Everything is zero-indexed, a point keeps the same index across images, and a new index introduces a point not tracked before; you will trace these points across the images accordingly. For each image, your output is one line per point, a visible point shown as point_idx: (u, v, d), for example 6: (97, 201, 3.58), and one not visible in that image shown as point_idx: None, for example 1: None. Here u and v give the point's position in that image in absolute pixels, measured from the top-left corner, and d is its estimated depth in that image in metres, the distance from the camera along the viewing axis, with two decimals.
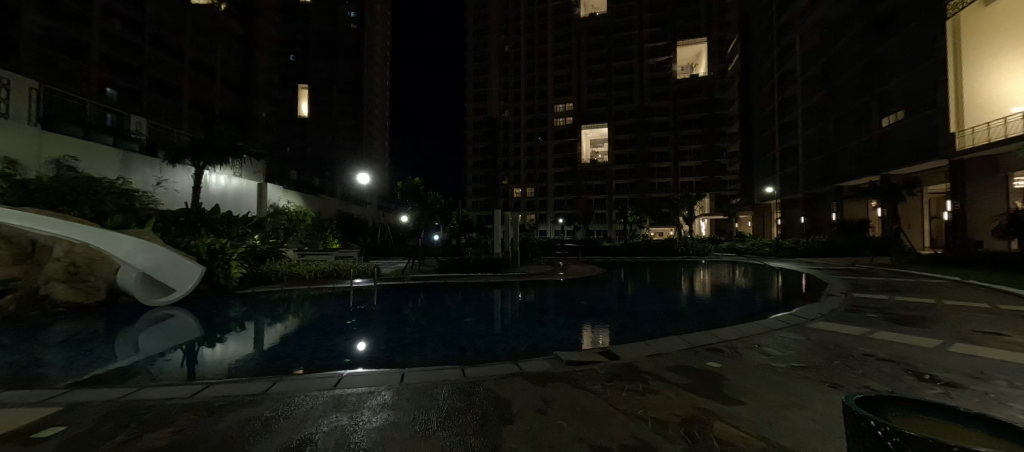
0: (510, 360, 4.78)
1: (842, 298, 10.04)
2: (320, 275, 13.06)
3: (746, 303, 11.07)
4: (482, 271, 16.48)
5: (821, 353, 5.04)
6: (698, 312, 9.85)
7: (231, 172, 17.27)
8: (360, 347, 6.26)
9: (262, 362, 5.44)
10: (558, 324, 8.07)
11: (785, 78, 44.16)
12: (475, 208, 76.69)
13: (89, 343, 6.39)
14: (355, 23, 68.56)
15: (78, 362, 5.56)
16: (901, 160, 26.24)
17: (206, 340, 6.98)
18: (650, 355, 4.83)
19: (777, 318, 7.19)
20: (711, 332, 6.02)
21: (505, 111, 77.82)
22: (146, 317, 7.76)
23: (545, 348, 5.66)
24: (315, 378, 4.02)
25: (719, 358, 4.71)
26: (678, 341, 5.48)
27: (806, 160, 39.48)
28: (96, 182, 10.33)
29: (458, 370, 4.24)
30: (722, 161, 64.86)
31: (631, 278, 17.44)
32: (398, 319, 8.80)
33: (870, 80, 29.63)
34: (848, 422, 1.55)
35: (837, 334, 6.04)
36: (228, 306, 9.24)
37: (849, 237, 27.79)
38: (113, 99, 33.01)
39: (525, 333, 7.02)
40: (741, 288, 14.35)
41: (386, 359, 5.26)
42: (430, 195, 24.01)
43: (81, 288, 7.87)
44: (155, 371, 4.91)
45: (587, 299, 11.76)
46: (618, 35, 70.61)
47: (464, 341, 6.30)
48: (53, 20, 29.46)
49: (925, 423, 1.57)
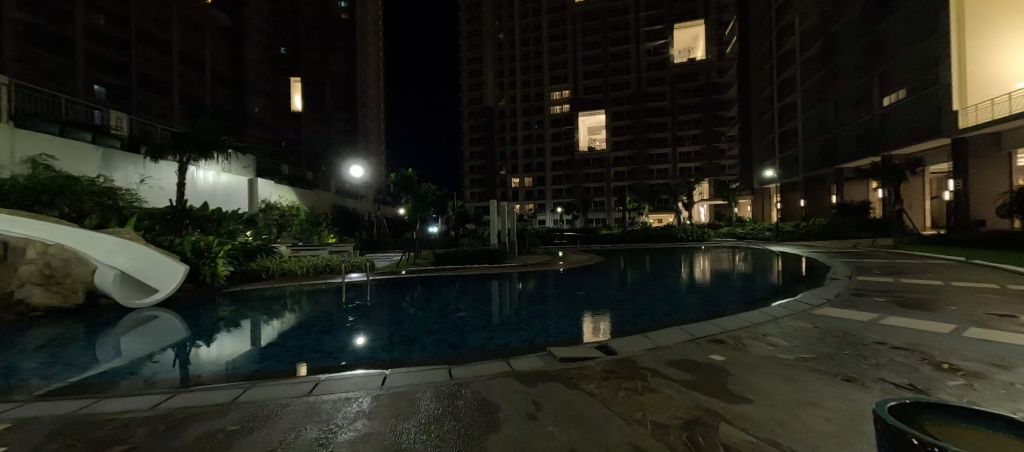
0: (501, 357, 4.54)
1: (847, 282, 9.81)
2: (314, 270, 12.78)
3: (749, 288, 10.81)
4: (479, 263, 16.25)
5: (831, 341, 4.80)
6: (698, 298, 9.62)
7: (220, 168, 16.88)
8: (357, 342, 6.06)
9: (250, 363, 5.23)
10: (558, 314, 7.83)
11: (783, 61, 43.48)
12: (473, 199, 76.17)
13: (71, 348, 6.18)
14: (346, 12, 67.32)
15: (57, 369, 5.32)
16: (903, 140, 25.78)
17: (195, 341, 6.78)
18: (649, 349, 4.56)
19: (782, 305, 6.95)
20: (712, 321, 5.81)
21: (501, 100, 76.92)
22: (128, 319, 7.52)
23: (540, 342, 5.41)
24: (291, 384, 3.74)
25: (721, 351, 4.45)
26: (679, 332, 5.23)
27: (807, 142, 38.95)
28: (75, 181, 9.96)
29: (445, 370, 3.99)
30: (721, 145, 64.25)
31: (630, 266, 17.25)
32: (394, 313, 8.60)
33: (869, 60, 29.06)
34: (888, 434, 1.30)
35: (844, 320, 5.80)
36: (215, 305, 8.98)
37: (851, 219, 27.52)
38: (101, 96, 32.38)
39: (522, 326, 6.77)
40: (741, 273, 14.16)
41: (374, 359, 5.01)
42: (424, 186, 23.63)
43: (59, 291, 7.50)
44: (138, 376, 4.71)
45: (586, 288, 11.50)
46: (614, 19, 69.31)
47: (456, 336, 6.00)
48: (35, 17, 28.73)
49: (974, 435, 1.38)
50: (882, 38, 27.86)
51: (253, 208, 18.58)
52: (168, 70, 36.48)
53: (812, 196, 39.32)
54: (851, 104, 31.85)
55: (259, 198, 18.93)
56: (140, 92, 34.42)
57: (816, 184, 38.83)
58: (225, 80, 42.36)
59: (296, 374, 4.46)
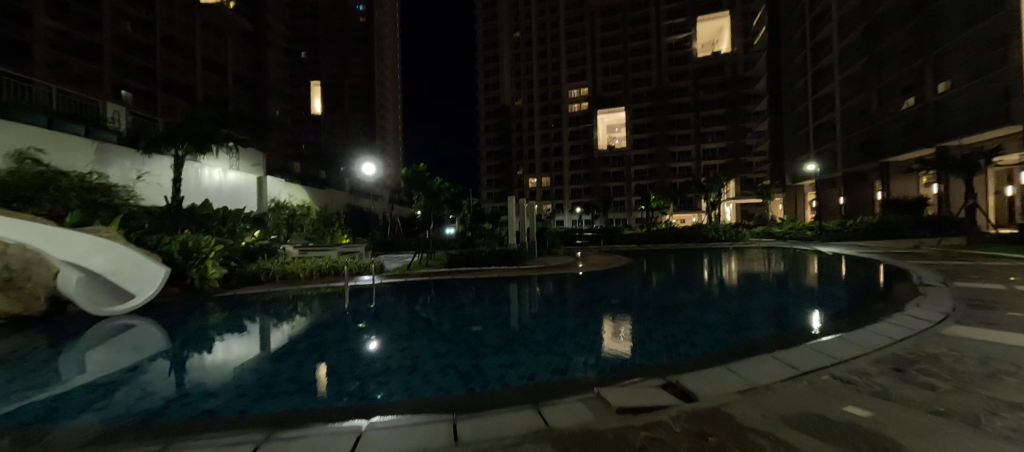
0: (528, 401, 3.22)
1: (943, 290, 8.04)
2: (317, 272, 11.80)
3: (811, 294, 9.09)
4: (496, 264, 15.02)
5: (1011, 383, 3.26)
6: (751, 305, 8.04)
7: (228, 165, 16.34)
8: (361, 360, 4.90)
9: (228, 384, 4.27)
10: (592, 328, 6.38)
11: (818, 50, 40.64)
12: (490, 199, 75.66)
13: (26, 360, 5.30)
14: (363, 16, 67.94)
15: (5, 387, 4.38)
16: (962, 129, 23.10)
17: (179, 349, 5.93)
18: (742, 391, 3.17)
19: (893, 322, 5.32)
20: (812, 345, 4.39)
21: (518, 99, 76.10)
22: (99, 329, 6.64)
23: (579, 373, 4.11)
24: (221, 444, 2.53)
25: (860, 400, 2.99)
26: (776, 361, 3.83)
27: (847, 134, 36.02)
28: (60, 175, 9.27)
29: (450, 423, 2.75)
30: (749, 141, 60.97)
31: (655, 268, 15.73)
32: (410, 320, 7.50)
33: (921, 44, 26.39)
34: None
35: (996, 346, 4.21)
36: (204, 311, 8.08)
37: (903, 215, 24.88)
38: (127, 101, 33.19)
39: (551, 345, 5.37)
40: (783, 275, 12.57)
41: (368, 390, 3.77)
42: (436, 183, 22.59)
43: (19, 298, 6.74)
44: (76, 408, 3.71)
45: (615, 293, 10.13)
46: (633, 14, 67.20)
47: (468, 362, 4.69)
48: (64, 24, 29.63)
49: None
50: (934, 20, 25.33)
51: (263, 208, 18.04)
52: (191, 75, 37.15)
53: (852, 194, 36.44)
54: (899, 92, 29.18)
55: (268, 196, 18.45)
56: (164, 96, 35.13)
57: (856, 181, 35.90)
58: (247, 84, 43.05)
59: (270, 409, 3.36)
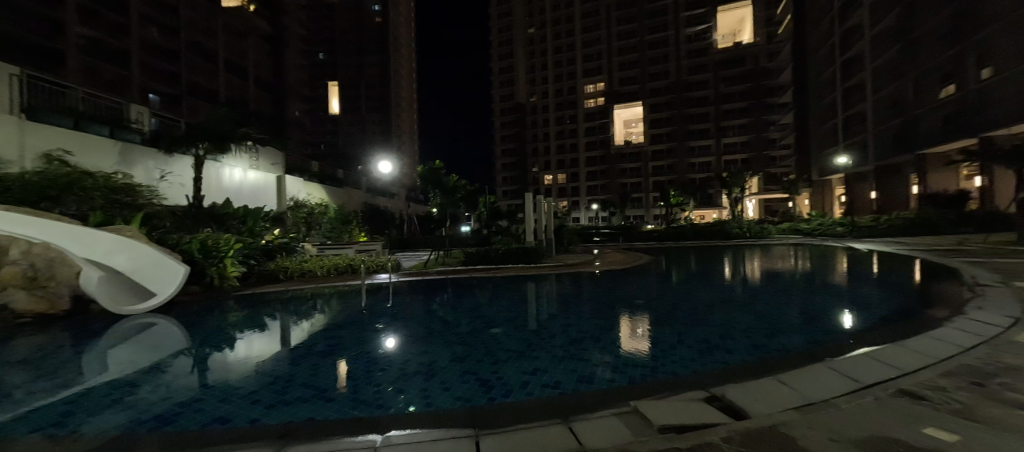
0: (556, 415, 2.93)
1: (1004, 291, 7.30)
2: (334, 271, 11.81)
3: (851, 294, 8.46)
4: (512, 263, 14.74)
5: None
6: (785, 306, 7.53)
7: (248, 164, 16.62)
8: (376, 363, 4.69)
9: (241, 386, 4.13)
10: (617, 331, 6.01)
11: (847, 38, 38.69)
12: (505, 197, 75.55)
13: (53, 358, 5.36)
14: (378, 16, 68.51)
15: (28, 386, 4.38)
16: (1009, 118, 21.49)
17: (197, 347, 5.91)
18: (798, 407, 2.81)
19: (958, 328, 4.76)
20: (868, 353, 3.96)
21: (532, 96, 75.59)
22: (123, 326, 6.74)
23: (609, 382, 3.79)
24: None
25: (943, 422, 2.56)
26: (831, 373, 3.43)
27: (879, 125, 34.18)
28: (86, 175, 9.50)
29: (472, 439, 2.50)
30: (772, 135, 58.71)
31: (676, 266, 15.14)
32: (426, 320, 7.32)
33: (963, 27, 24.67)
34: None
35: None
36: (223, 309, 8.11)
37: (944, 209, 23.37)
38: (154, 105, 34.49)
39: (574, 350, 5.06)
40: (817, 273, 11.83)
41: (386, 398, 3.55)
42: (452, 180, 22.45)
43: (44, 297, 6.90)
44: (92, 407, 3.65)
45: (637, 292, 9.72)
46: (650, 6, 65.57)
47: (488, 368, 4.40)
48: (95, 31, 30.93)
49: None
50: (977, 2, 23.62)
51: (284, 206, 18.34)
52: (213, 79, 38.27)
53: (885, 188, 34.59)
54: (937, 79, 27.45)
55: (288, 195, 18.72)
56: (190, 99, 36.32)
57: (890, 175, 34.03)
58: None
59: (282, 418, 3.17)
